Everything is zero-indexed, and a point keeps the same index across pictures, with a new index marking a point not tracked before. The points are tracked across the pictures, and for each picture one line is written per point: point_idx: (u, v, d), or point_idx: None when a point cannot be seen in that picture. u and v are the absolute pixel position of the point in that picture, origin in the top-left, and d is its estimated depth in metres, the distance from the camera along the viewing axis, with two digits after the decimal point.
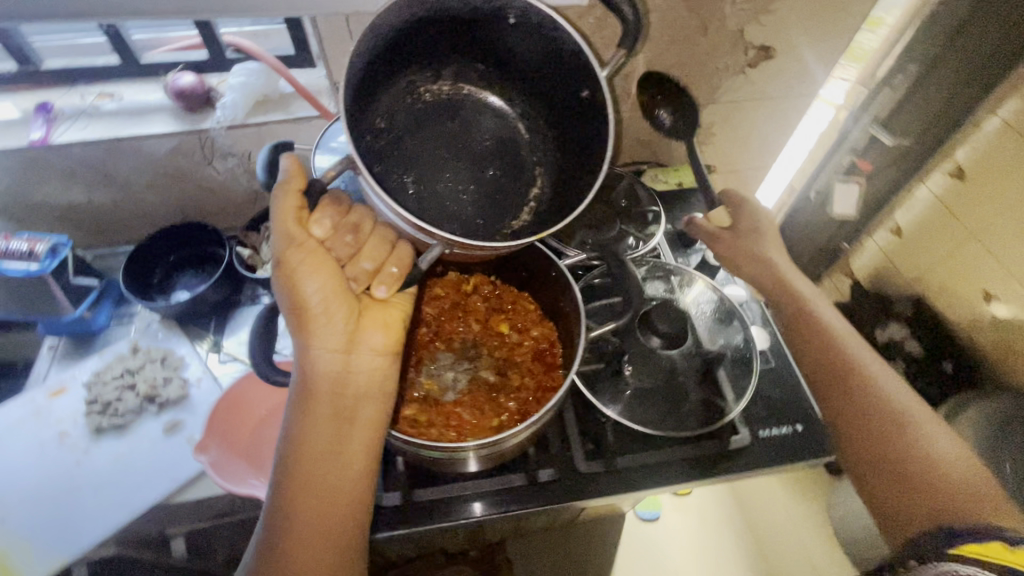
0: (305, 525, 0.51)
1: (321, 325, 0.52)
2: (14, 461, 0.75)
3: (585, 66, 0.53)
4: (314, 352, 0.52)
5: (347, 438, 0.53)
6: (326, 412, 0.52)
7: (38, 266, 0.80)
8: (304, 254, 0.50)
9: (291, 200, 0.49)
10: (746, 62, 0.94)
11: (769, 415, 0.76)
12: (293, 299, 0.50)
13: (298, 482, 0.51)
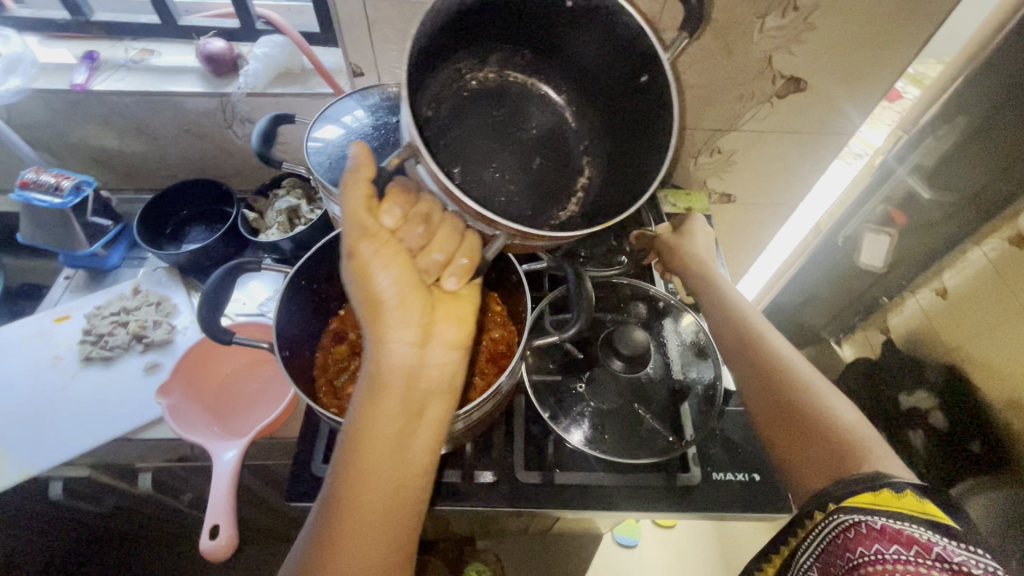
0: (358, 532, 0.46)
1: (393, 317, 0.46)
2: (12, 374, 0.82)
3: (647, 48, 0.47)
4: (387, 348, 0.47)
5: (411, 440, 0.48)
6: (394, 413, 0.47)
7: (60, 201, 0.87)
8: (378, 241, 0.44)
9: (360, 189, 0.43)
10: (773, 92, 0.91)
11: (728, 459, 0.72)
12: (370, 287, 0.45)
13: (353, 485, 0.46)
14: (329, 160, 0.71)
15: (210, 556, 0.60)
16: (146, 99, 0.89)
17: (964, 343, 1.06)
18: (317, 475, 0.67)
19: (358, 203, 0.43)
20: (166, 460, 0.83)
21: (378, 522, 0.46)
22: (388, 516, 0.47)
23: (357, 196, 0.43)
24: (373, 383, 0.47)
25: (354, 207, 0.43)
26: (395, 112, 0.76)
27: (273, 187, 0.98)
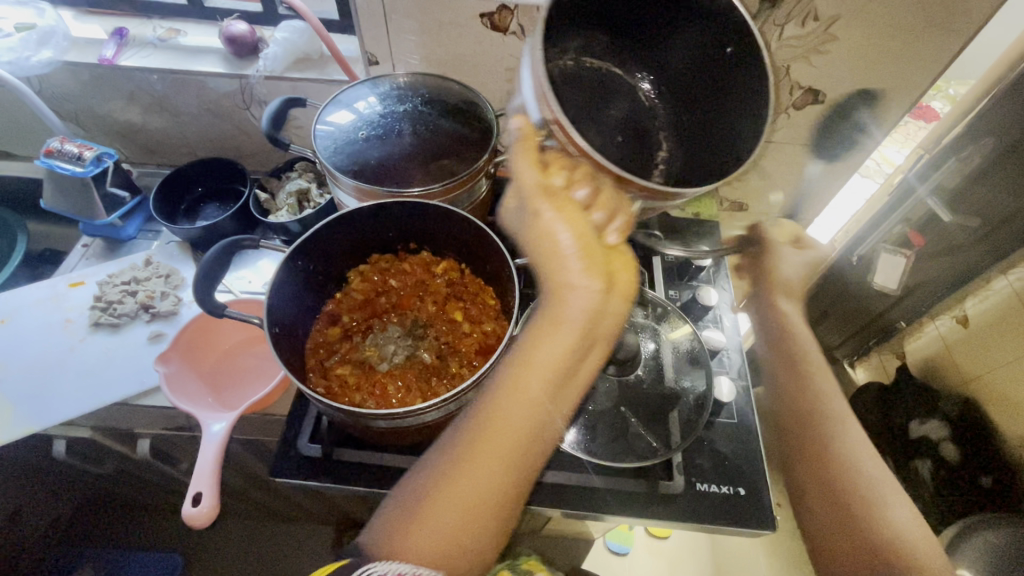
0: (484, 454, 0.48)
1: (565, 267, 0.48)
2: (24, 333, 0.85)
3: (733, 18, 0.50)
4: (575, 290, 0.48)
5: (556, 388, 0.50)
6: (553, 356, 0.49)
7: (82, 169, 0.90)
8: (552, 198, 0.48)
9: (529, 161, 0.47)
10: (791, 103, 0.89)
11: (714, 471, 0.71)
12: (550, 233, 0.48)
13: (494, 411, 0.50)
14: (336, 145, 0.72)
15: (191, 523, 0.61)
16: (169, 77, 0.92)
17: (986, 379, 1.00)
18: (301, 453, 0.68)
19: (529, 170, 0.47)
20: (162, 428, 0.85)
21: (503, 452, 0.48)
22: (512, 450, 0.49)
23: (528, 158, 0.47)
24: (542, 324, 0.50)
25: (527, 170, 0.48)
26: (405, 101, 0.76)
27: (286, 170, 1.01)
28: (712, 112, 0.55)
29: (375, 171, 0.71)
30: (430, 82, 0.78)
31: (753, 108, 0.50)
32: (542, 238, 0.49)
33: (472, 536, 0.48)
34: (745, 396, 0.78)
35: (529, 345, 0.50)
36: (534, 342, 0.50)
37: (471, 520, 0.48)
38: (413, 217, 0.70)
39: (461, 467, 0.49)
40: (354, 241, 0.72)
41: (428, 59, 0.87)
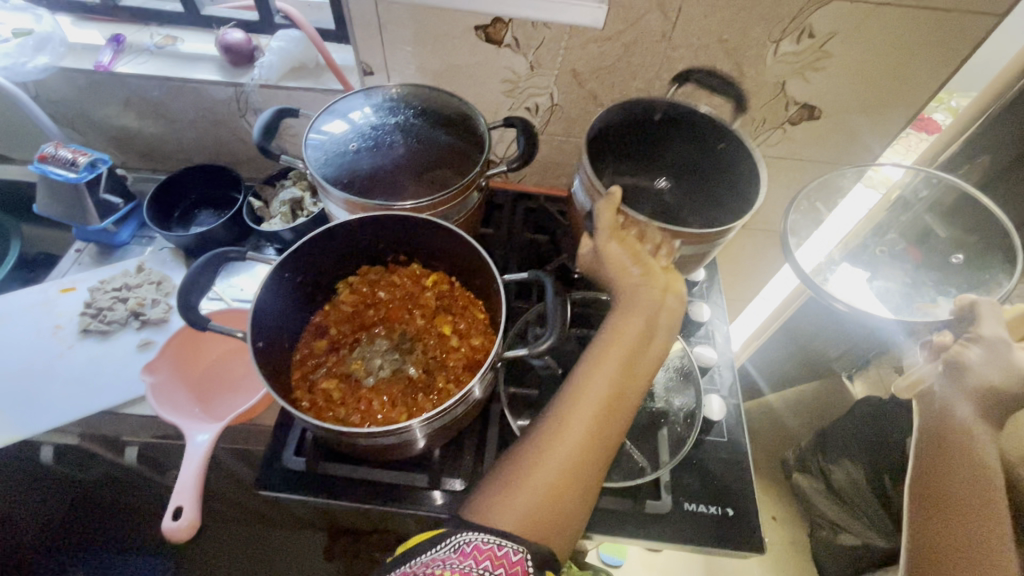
0: (571, 426, 0.52)
1: (632, 280, 0.59)
2: (14, 338, 0.85)
3: (718, 125, 0.71)
4: (632, 301, 0.58)
5: (633, 368, 0.55)
6: (629, 340, 0.56)
7: (75, 175, 0.90)
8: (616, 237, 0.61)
9: (608, 212, 0.61)
10: (786, 118, 0.89)
11: (702, 490, 0.70)
12: (618, 253, 0.60)
13: (577, 389, 0.54)
14: (327, 156, 0.72)
15: (170, 537, 0.61)
16: (165, 84, 0.92)
17: None
18: (287, 466, 0.68)
19: (608, 213, 0.61)
20: (150, 436, 0.85)
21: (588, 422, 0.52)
22: (596, 422, 0.53)
23: (606, 216, 0.61)
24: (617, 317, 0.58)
25: (599, 217, 0.61)
26: (398, 112, 0.77)
27: (280, 178, 1.01)
28: (712, 185, 0.75)
29: (365, 182, 0.71)
30: (422, 93, 0.78)
31: (750, 171, 0.69)
32: (614, 260, 0.60)
33: (563, 502, 0.50)
34: (736, 414, 0.77)
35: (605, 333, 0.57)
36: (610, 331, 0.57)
37: (565, 485, 0.51)
38: (402, 230, 0.70)
39: (551, 440, 0.52)
40: (343, 253, 0.71)
41: (423, 70, 0.86)
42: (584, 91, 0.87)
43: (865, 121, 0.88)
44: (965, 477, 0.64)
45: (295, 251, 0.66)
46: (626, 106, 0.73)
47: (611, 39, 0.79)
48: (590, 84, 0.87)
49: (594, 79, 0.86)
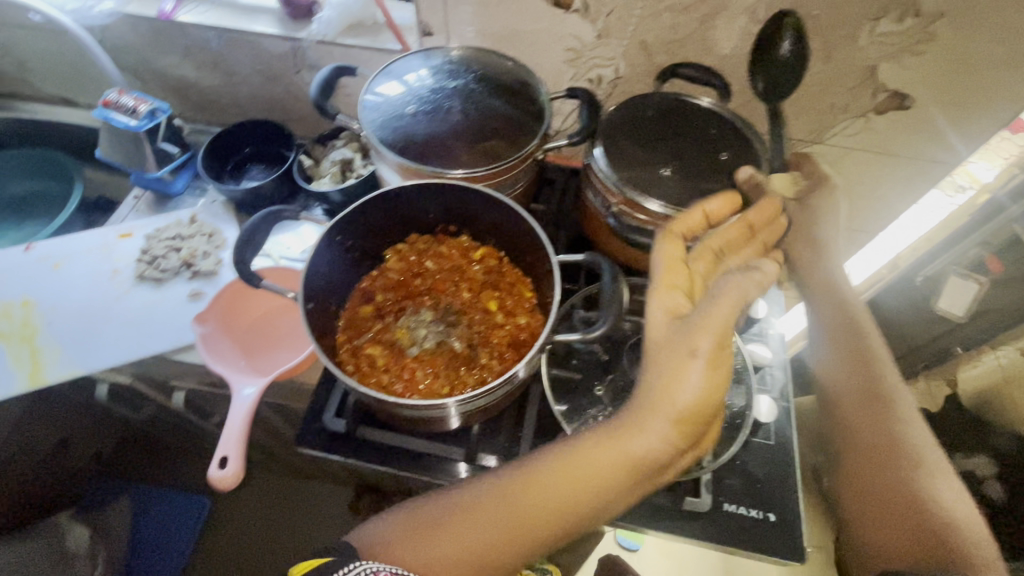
0: (494, 515, 0.52)
1: (688, 361, 0.47)
2: (73, 279, 0.87)
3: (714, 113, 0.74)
4: (647, 433, 0.49)
5: (600, 492, 0.50)
6: (605, 469, 0.50)
7: (136, 123, 0.90)
8: (701, 359, 0.47)
9: (677, 250, 0.55)
10: (872, 106, 0.82)
11: (744, 491, 0.68)
12: (670, 385, 0.48)
13: (525, 485, 0.52)
14: (383, 116, 0.70)
15: (217, 485, 0.62)
16: (225, 37, 0.91)
17: None
18: (326, 426, 0.68)
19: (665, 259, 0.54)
20: (198, 383, 0.88)
21: (511, 515, 0.51)
22: (525, 525, 0.51)
23: (723, 314, 0.47)
24: (621, 430, 0.50)
25: (709, 308, 0.47)
26: (458, 78, 0.73)
27: (332, 137, 1.00)
28: None
29: (419, 146, 0.69)
30: (485, 57, 0.75)
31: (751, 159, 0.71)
32: (672, 377, 0.47)
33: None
34: (785, 417, 0.74)
35: (590, 439, 0.52)
36: (593, 442, 0.51)
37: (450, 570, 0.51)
38: (456, 198, 0.68)
39: (471, 515, 0.52)
40: (393, 219, 0.70)
41: (484, 34, 0.83)
42: (652, 65, 0.82)
43: (945, 119, 0.81)
44: (848, 370, 0.68)
45: (347, 217, 0.66)
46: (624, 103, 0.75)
47: (689, 9, 0.74)
48: (660, 59, 0.81)
49: (664, 52, 0.80)
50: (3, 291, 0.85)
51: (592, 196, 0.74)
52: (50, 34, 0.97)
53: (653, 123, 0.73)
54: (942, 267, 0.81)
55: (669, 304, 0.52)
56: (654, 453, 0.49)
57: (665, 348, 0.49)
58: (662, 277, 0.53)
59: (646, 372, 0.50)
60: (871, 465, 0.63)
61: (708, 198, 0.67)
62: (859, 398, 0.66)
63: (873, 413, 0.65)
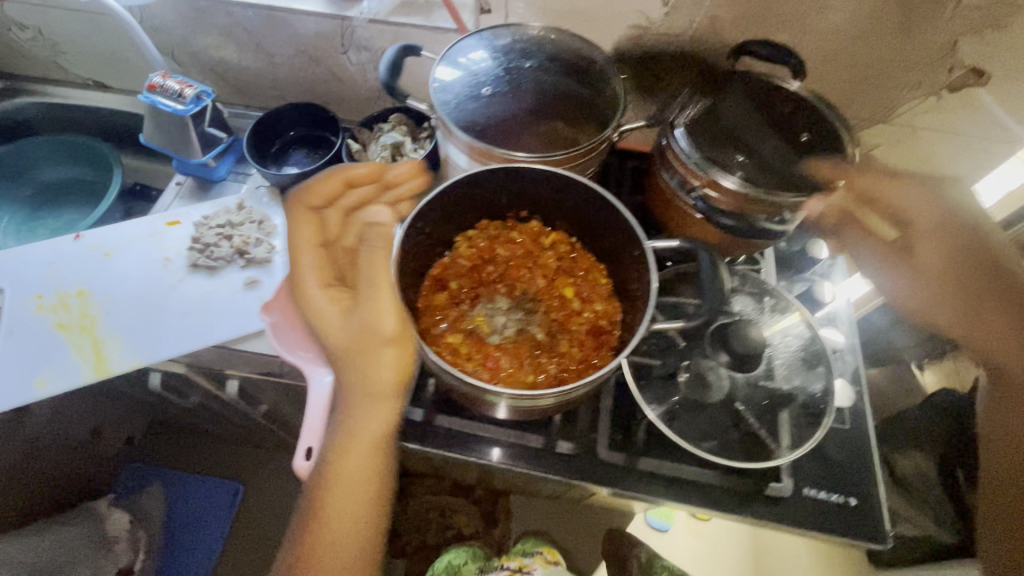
0: (341, 507, 0.64)
1: (365, 323, 0.60)
2: (126, 268, 0.86)
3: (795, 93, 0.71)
4: (369, 372, 0.61)
5: (382, 464, 0.64)
6: (370, 444, 0.62)
7: (182, 108, 0.88)
8: (398, 348, 0.60)
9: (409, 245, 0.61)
10: (945, 84, 0.79)
11: (822, 476, 0.68)
12: (385, 370, 0.61)
13: (337, 480, 0.63)
14: (453, 96, 0.68)
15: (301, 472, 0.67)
16: (271, 16, 0.88)
17: None
18: (404, 415, 0.69)
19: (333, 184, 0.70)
20: (256, 372, 0.87)
21: (357, 496, 0.64)
22: (362, 504, 0.64)
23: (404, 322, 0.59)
24: (357, 410, 0.62)
25: (393, 319, 0.59)
26: (530, 56, 0.70)
27: (379, 120, 0.98)
28: None
29: (487, 131, 0.69)
30: (563, 34, 0.70)
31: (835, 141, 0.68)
32: (366, 364, 0.60)
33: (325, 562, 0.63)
34: (859, 401, 0.73)
35: (349, 424, 0.62)
36: (359, 431, 0.62)
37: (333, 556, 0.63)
38: (533, 183, 0.66)
39: (330, 517, 0.64)
40: (467, 204, 0.68)
41: (545, 10, 0.80)
42: (720, 41, 0.80)
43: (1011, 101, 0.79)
44: None
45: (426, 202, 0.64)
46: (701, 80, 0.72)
47: None
48: (728, 35, 0.79)
49: (733, 28, 0.78)
50: (56, 282, 0.83)
51: (667, 175, 0.72)
52: (87, 17, 0.93)
53: (732, 101, 0.70)
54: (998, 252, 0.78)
55: (326, 288, 0.65)
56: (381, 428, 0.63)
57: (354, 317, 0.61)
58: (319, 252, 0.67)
59: (342, 358, 0.62)
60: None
61: (791, 182, 0.65)
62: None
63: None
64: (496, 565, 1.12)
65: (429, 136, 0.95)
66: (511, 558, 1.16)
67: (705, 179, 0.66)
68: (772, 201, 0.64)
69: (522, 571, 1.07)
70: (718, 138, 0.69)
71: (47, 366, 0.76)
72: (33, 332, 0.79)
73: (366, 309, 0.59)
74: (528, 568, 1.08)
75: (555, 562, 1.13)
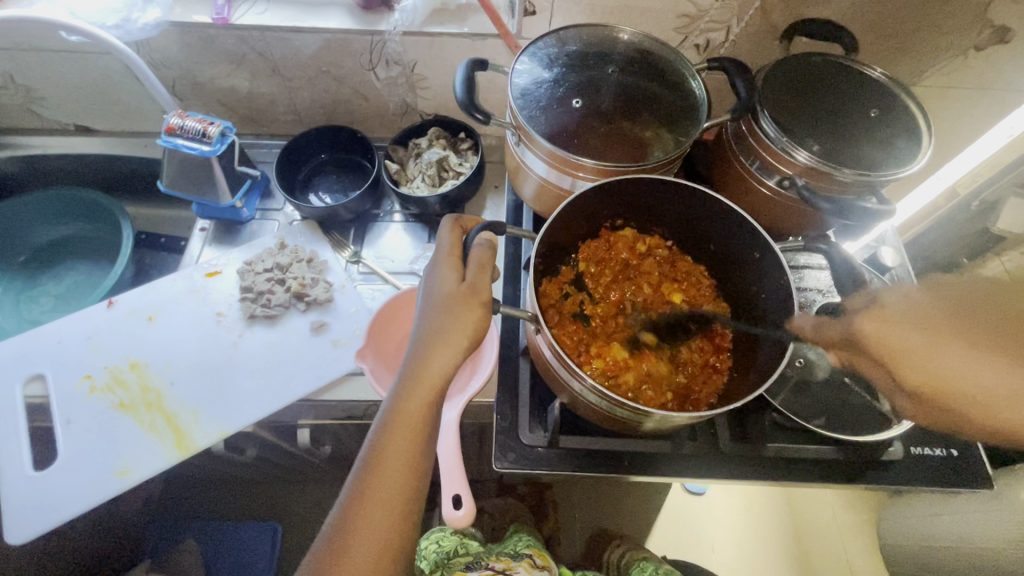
0: (370, 519, 0.52)
1: (462, 299, 0.56)
2: (176, 332, 0.79)
3: (859, 72, 0.73)
4: (431, 357, 0.54)
5: (425, 455, 0.55)
6: (421, 419, 0.54)
7: (209, 148, 0.80)
8: (483, 306, 0.56)
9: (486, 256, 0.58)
10: (975, 44, 0.83)
11: (924, 432, 0.72)
12: (464, 327, 0.55)
13: (374, 479, 0.53)
14: (539, 107, 0.67)
15: (450, 523, 0.63)
16: (290, 37, 0.81)
17: None
18: (525, 443, 0.68)
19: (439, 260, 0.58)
20: (335, 419, 0.83)
21: (386, 507, 0.52)
22: (390, 525, 0.52)
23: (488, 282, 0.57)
24: (418, 368, 0.54)
25: (481, 277, 0.57)
26: (608, 61, 0.70)
27: (413, 136, 0.93)
28: None
29: (578, 140, 0.66)
30: (650, 45, 0.71)
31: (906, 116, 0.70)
32: (447, 332, 0.55)
33: None
34: None
35: (408, 395, 0.54)
36: (412, 399, 0.54)
37: None
38: (635, 191, 0.67)
39: (356, 536, 0.51)
40: (571, 220, 0.67)
41: (593, 6, 0.77)
42: (768, 23, 0.80)
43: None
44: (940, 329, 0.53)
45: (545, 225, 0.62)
46: (772, 64, 0.73)
47: None
48: (776, 17, 0.79)
49: (782, 9, 0.78)
50: (103, 357, 0.77)
51: (748, 161, 0.72)
52: (73, 57, 0.83)
53: (806, 83, 0.72)
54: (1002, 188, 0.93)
55: (436, 267, 0.58)
56: (428, 406, 0.54)
57: (445, 298, 0.56)
58: (449, 252, 0.59)
59: (425, 310, 0.56)
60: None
61: (880, 159, 0.66)
62: (967, 344, 0.50)
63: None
64: (478, 564, 0.89)
65: (471, 147, 0.91)
66: (498, 552, 0.95)
67: (801, 167, 0.66)
68: (869, 179, 0.64)
69: (504, 575, 0.84)
70: (802, 119, 0.69)
71: (124, 452, 0.71)
72: (94, 418, 0.73)
73: (465, 279, 0.57)
74: (510, 572, 0.85)
75: (544, 566, 0.92)
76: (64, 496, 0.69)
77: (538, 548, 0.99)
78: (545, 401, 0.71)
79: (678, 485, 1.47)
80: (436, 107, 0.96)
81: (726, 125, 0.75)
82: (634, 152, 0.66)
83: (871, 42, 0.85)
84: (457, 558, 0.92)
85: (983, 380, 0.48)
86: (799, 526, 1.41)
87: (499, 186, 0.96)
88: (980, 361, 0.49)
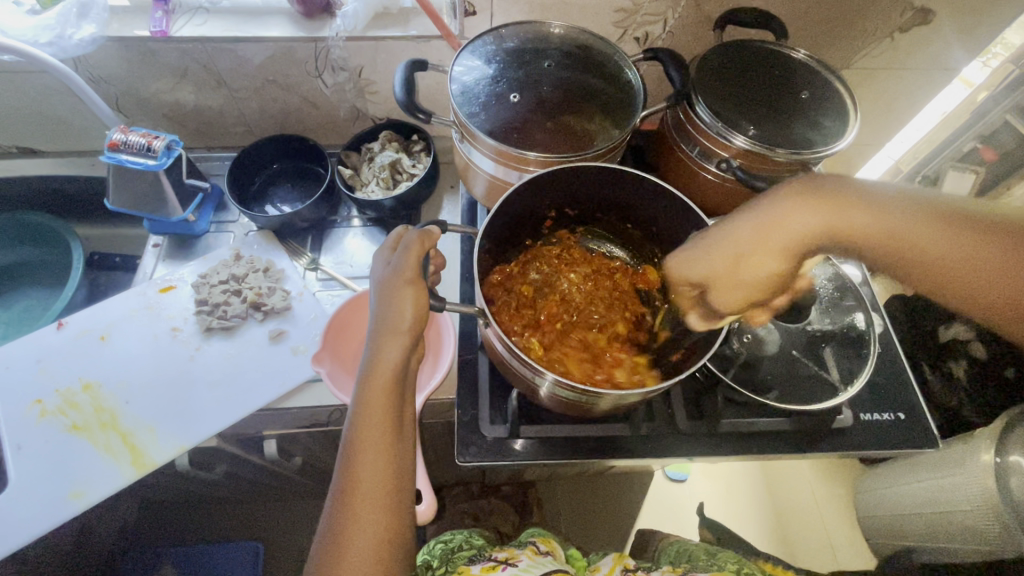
0: (358, 516, 0.52)
1: (397, 286, 0.56)
2: (132, 352, 0.78)
3: (786, 54, 0.76)
4: (374, 344, 0.56)
5: (396, 442, 0.55)
6: (381, 406, 0.55)
7: (155, 162, 0.80)
8: (414, 284, 0.56)
9: (417, 241, 0.58)
10: (898, 26, 0.86)
11: (872, 399, 0.75)
12: (401, 309, 0.55)
13: (353, 482, 0.53)
14: (480, 103, 0.68)
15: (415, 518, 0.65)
16: (232, 47, 0.81)
17: None
18: (487, 436, 0.68)
19: (377, 259, 0.61)
20: (301, 428, 0.82)
21: (369, 500, 0.53)
22: (377, 515, 0.53)
23: (416, 260, 0.57)
24: (369, 361, 0.56)
25: (405, 256, 0.57)
26: (545, 55, 0.71)
27: (365, 141, 0.93)
28: None
29: (520, 133, 0.68)
30: (586, 39, 0.72)
31: (832, 94, 0.73)
32: (385, 319, 0.56)
33: None
34: (882, 327, 0.82)
35: (363, 389, 0.55)
36: (369, 395, 0.55)
37: None
38: (577, 182, 0.69)
39: (352, 534, 0.52)
40: (519, 215, 0.70)
41: (532, 4, 0.79)
42: (702, 14, 0.82)
43: (950, 35, 0.87)
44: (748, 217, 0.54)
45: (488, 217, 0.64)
46: (704, 53, 0.75)
47: None
48: (709, 7, 0.81)
49: (715, 0, 0.80)
50: (54, 381, 0.75)
51: (688, 147, 0.74)
52: (8, 77, 0.82)
53: (740, 69, 0.74)
54: (941, 159, 1.01)
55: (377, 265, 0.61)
56: (378, 390, 0.55)
57: (382, 288, 0.57)
58: (387, 249, 0.61)
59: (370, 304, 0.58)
60: (902, 242, 0.45)
61: (810, 136, 0.69)
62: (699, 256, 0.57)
63: (724, 245, 0.54)
64: (480, 556, 0.87)
65: (424, 149, 0.92)
66: (504, 547, 0.92)
67: (738, 150, 0.68)
68: (800, 157, 0.66)
69: (508, 563, 0.81)
70: (738, 104, 0.71)
71: (79, 475, 0.70)
72: (47, 443, 0.72)
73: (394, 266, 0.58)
74: (515, 560, 0.82)
75: (549, 552, 0.89)
76: (14, 524, 0.67)
77: (543, 536, 0.97)
78: (506, 393, 0.72)
79: (659, 473, 1.48)
80: (387, 111, 0.97)
81: (667, 114, 0.77)
82: (576, 142, 0.68)
83: (803, 29, 0.88)
84: (461, 553, 0.90)
85: (701, 270, 0.57)
86: (777, 502, 1.43)
87: (455, 186, 0.97)
88: (703, 251, 0.56)
